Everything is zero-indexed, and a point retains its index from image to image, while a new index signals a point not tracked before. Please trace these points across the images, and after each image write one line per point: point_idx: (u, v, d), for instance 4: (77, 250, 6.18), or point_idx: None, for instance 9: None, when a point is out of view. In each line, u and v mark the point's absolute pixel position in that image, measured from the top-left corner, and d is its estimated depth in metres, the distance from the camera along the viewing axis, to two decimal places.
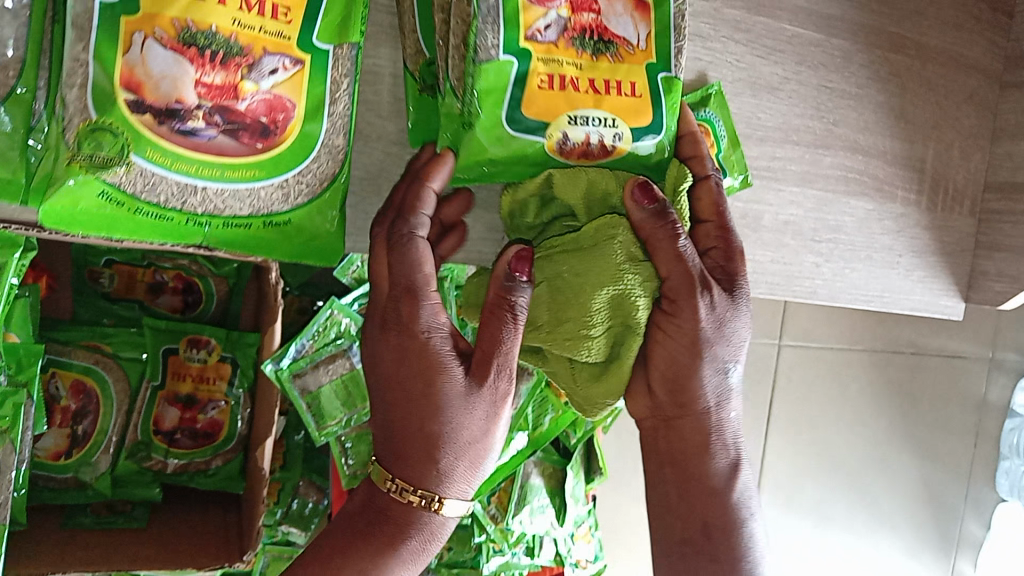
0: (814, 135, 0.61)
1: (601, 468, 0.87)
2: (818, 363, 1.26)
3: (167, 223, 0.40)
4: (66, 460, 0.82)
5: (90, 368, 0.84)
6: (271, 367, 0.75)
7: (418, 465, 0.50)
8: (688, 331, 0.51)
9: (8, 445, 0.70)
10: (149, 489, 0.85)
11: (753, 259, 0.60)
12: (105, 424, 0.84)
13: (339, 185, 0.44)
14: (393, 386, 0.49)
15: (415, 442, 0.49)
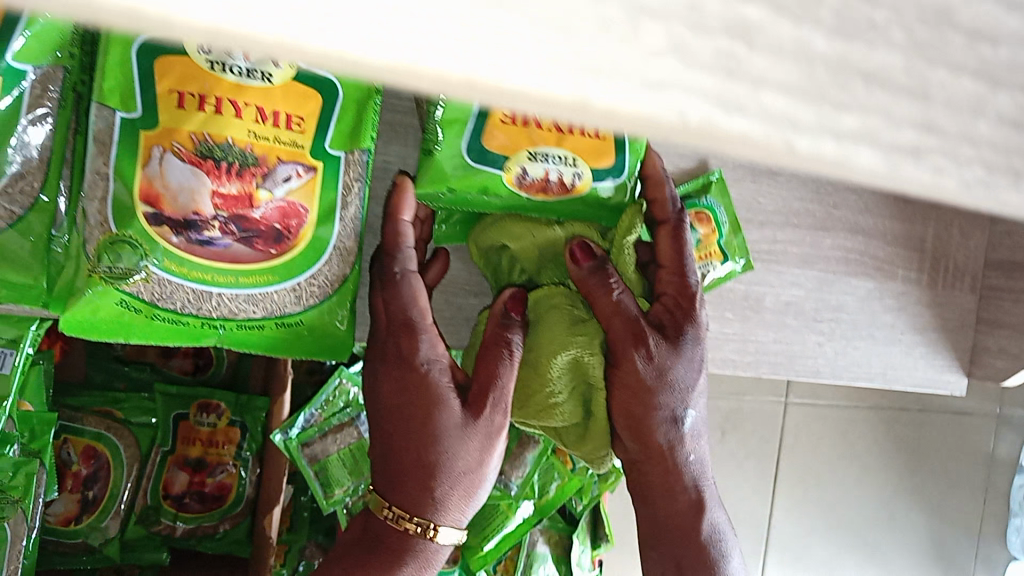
0: (815, 218, 0.62)
1: (607, 535, 0.88)
2: (826, 421, 1.26)
3: (183, 327, 0.41)
4: (76, 526, 0.81)
5: (102, 433, 0.83)
6: (280, 436, 0.76)
7: (415, 493, 0.50)
8: (629, 383, 0.51)
9: (19, 515, 0.71)
10: (158, 554, 0.85)
11: (755, 340, 0.61)
12: (115, 490, 0.83)
13: (349, 286, 0.45)
14: (393, 416, 0.49)
15: (413, 472, 0.49)
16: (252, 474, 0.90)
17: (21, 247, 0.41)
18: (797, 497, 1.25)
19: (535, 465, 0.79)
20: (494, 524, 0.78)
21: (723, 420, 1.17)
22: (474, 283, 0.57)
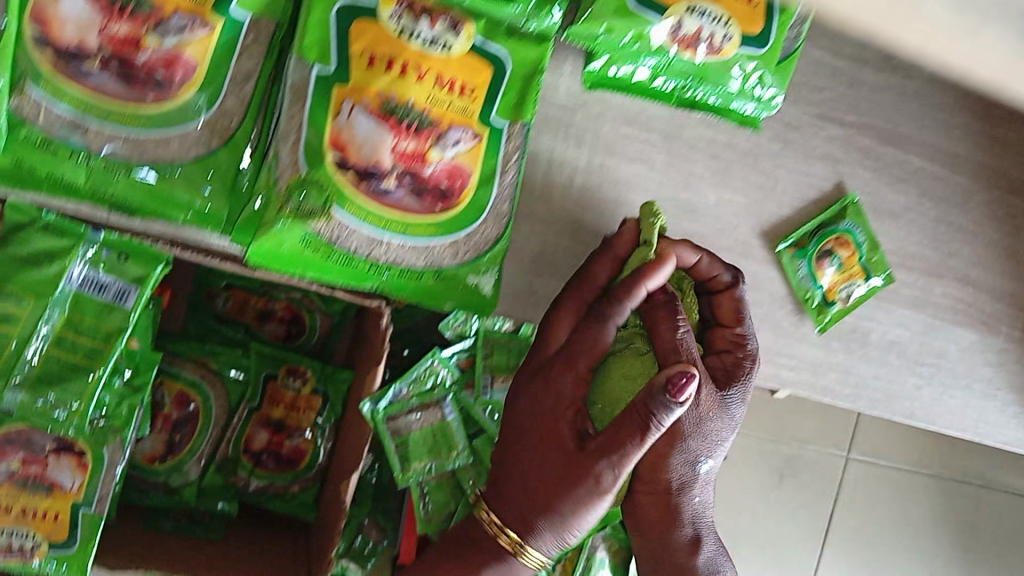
0: (929, 264, 0.64)
1: None
2: (885, 482, 1.24)
3: (354, 267, 0.45)
4: (159, 465, 0.85)
5: (198, 382, 0.87)
6: (368, 407, 0.77)
7: (521, 513, 0.55)
8: (670, 425, 0.54)
9: (117, 443, 0.74)
10: (229, 504, 0.87)
11: (855, 371, 0.62)
12: (200, 436, 0.87)
13: (500, 250, 0.48)
14: (529, 430, 0.56)
15: (523, 497, 0.55)
16: (328, 443, 0.91)
17: (210, 192, 0.51)
18: (846, 556, 1.23)
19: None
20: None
21: (782, 464, 1.18)
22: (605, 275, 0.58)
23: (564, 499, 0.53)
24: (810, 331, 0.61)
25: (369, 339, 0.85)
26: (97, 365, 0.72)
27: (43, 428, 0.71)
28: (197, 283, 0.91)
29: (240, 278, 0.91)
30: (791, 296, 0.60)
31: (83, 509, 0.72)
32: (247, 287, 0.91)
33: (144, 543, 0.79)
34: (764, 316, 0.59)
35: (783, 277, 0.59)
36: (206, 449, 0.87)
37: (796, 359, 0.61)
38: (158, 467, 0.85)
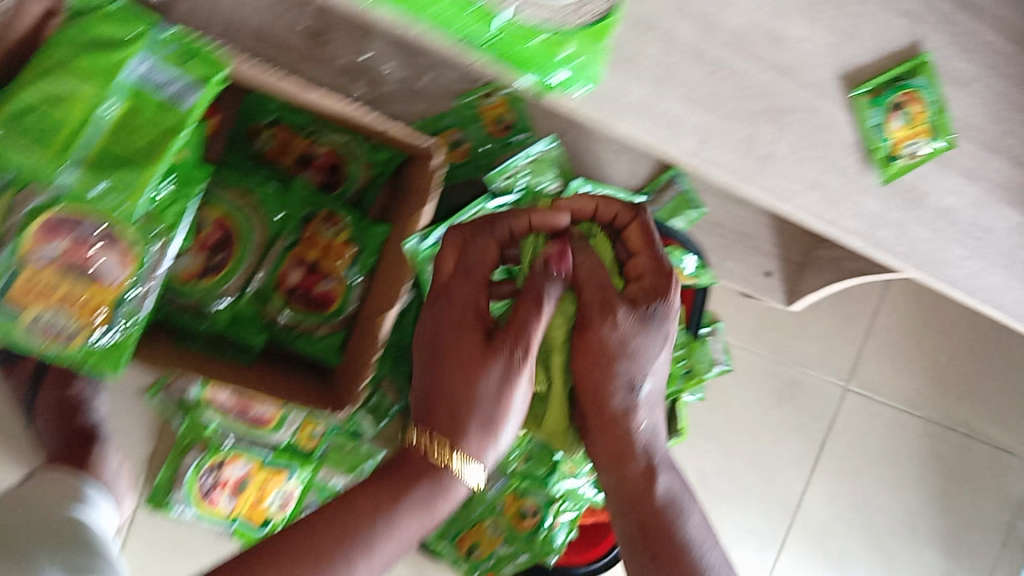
0: (988, 138, 0.65)
1: (679, 429, 0.90)
2: (877, 418, 1.27)
3: (472, 14, 0.52)
4: (194, 285, 0.84)
5: (237, 209, 0.86)
6: (412, 245, 0.79)
7: (452, 418, 0.61)
8: (592, 345, 0.66)
9: (162, 247, 0.75)
10: (256, 337, 0.87)
11: (908, 232, 0.64)
12: (235, 266, 0.86)
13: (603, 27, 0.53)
14: (440, 348, 0.62)
15: (448, 400, 0.61)
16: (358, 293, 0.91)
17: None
18: (832, 483, 1.27)
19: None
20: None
21: (782, 386, 1.22)
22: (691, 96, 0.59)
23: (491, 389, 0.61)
24: (873, 182, 0.63)
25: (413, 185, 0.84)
26: (158, 159, 0.72)
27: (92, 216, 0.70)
28: (242, 118, 0.90)
29: (286, 115, 0.90)
30: (859, 144, 0.62)
31: (123, 305, 0.74)
32: (292, 126, 0.89)
33: (176, 357, 0.82)
34: (833, 160, 0.61)
35: (854, 123, 0.61)
36: (238, 280, 0.86)
37: (855, 209, 0.63)
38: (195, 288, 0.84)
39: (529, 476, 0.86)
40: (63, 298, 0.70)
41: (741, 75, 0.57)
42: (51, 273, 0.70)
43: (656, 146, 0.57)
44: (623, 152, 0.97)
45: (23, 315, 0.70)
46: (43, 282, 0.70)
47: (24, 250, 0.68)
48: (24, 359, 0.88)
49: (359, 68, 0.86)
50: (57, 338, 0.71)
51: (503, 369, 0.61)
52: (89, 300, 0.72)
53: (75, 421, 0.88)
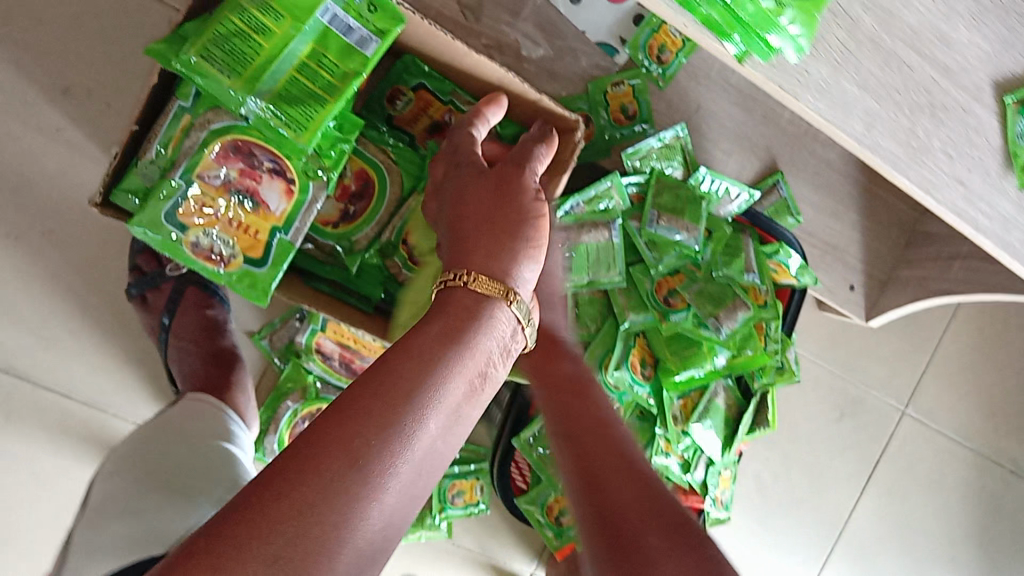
0: None
1: (768, 421, 0.97)
2: (930, 444, 1.31)
3: None
4: (331, 230, 0.89)
5: (376, 163, 0.89)
6: None
7: (483, 245, 0.63)
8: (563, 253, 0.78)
9: (322, 183, 0.79)
10: (378, 288, 0.92)
11: None
12: (369, 218, 0.91)
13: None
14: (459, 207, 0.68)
15: (477, 231, 0.64)
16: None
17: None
18: (879, 503, 1.31)
19: (744, 324, 0.89)
20: (697, 355, 0.90)
21: (845, 403, 1.26)
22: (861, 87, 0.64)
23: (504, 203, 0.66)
24: (1010, 185, 0.68)
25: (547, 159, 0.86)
26: (331, 100, 0.74)
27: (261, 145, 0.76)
28: (386, 80, 0.91)
29: (431, 81, 0.90)
30: (1003, 148, 0.67)
31: (281, 234, 0.78)
32: (436, 91, 0.90)
33: (311, 296, 0.88)
34: (978, 160, 0.66)
35: (1001, 128, 0.66)
36: (371, 231, 0.91)
37: (990, 209, 0.68)
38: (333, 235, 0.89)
39: None
40: (228, 221, 0.76)
41: (909, 70, 0.62)
42: (220, 194, 0.76)
43: (827, 126, 0.62)
44: (732, 153, 1.02)
45: (190, 232, 0.75)
46: (212, 203, 0.76)
47: (200, 171, 0.75)
48: (158, 290, 0.92)
49: (503, 43, 0.92)
50: (216, 258, 0.76)
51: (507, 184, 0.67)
52: (251, 226, 0.77)
53: (213, 344, 0.93)
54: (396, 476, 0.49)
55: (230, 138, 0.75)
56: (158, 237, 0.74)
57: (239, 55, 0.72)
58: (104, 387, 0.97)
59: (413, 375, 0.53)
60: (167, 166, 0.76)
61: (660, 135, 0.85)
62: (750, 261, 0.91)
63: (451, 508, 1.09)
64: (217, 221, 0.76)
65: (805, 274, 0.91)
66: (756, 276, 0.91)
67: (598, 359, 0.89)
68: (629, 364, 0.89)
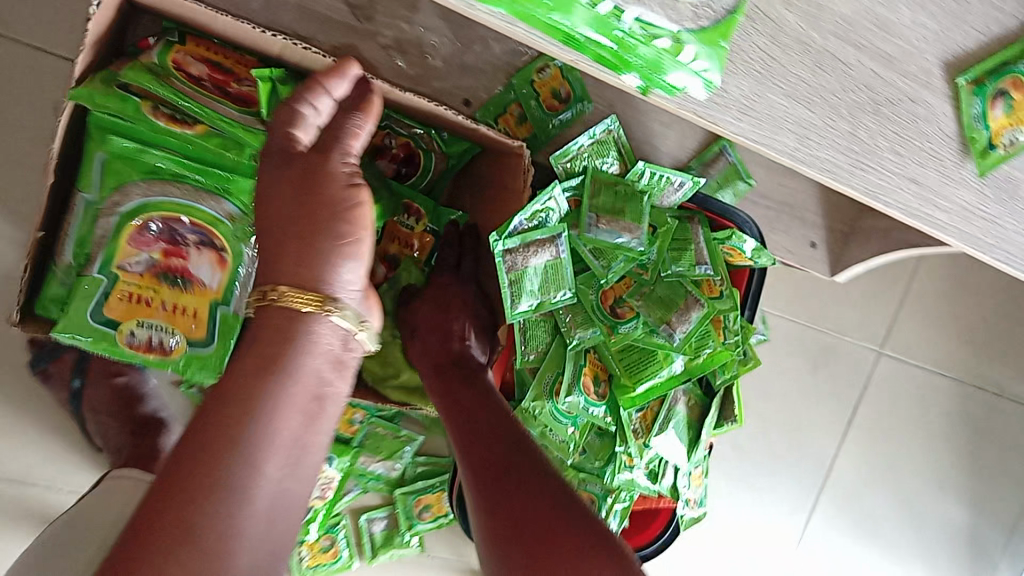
0: None
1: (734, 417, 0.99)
2: (910, 380, 1.27)
3: None
4: None
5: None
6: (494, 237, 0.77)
7: (294, 260, 0.59)
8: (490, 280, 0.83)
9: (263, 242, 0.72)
10: None
11: (1000, 224, 0.62)
12: None
13: (726, 29, 0.50)
14: (273, 207, 0.61)
15: (289, 244, 0.60)
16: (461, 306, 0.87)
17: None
18: (864, 447, 1.28)
19: (698, 325, 0.91)
20: (649, 364, 0.91)
21: (819, 353, 1.22)
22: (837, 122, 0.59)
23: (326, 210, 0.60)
24: (969, 175, 0.60)
25: (502, 182, 0.81)
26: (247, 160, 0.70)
27: (182, 217, 0.70)
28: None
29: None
30: (958, 134, 0.58)
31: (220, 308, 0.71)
32: None
33: None
34: (932, 153, 0.58)
35: (955, 113, 0.58)
36: None
37: (949, 204, 0.60)
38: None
39: (581, 470, 0.95)
40: (163, 307, 0.70)
41: (846, 68, 0.54)
42: (146, 280, 0.70)
43: (754, 147, 0.53)
44: (672, 123, 0.95)
45: (123, 328, 0.69)
46: (144, 292, 0.70)
47: (120, 260, 0.69)
48: (59, 363, 0.87)
49: (404, 40, 0.83)
50: (158, 347, 0.69)
51: (318, 174, 0.61)
52: (189, 307, 0.71)
53: (134, 412, 0.89)
54: (242, 540, 0.51)
55: (149, 216, 0.70)
56: (92, 340, 0.68)
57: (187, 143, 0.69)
58: (27, 460, 0.90)
59: (231, 418, 0.53)
60: (83, 265, 0.69)
61: (590, 131, 0.87)
62: (701, 252, 0.91)
63: (420, 524, 1.07)
64: (150, 310, 0.70)
65: (760, 256, 0.91)
66: (707, 269, 0.91)
67: (548, 388, 0.89)
68: (583, 385, 0.90)
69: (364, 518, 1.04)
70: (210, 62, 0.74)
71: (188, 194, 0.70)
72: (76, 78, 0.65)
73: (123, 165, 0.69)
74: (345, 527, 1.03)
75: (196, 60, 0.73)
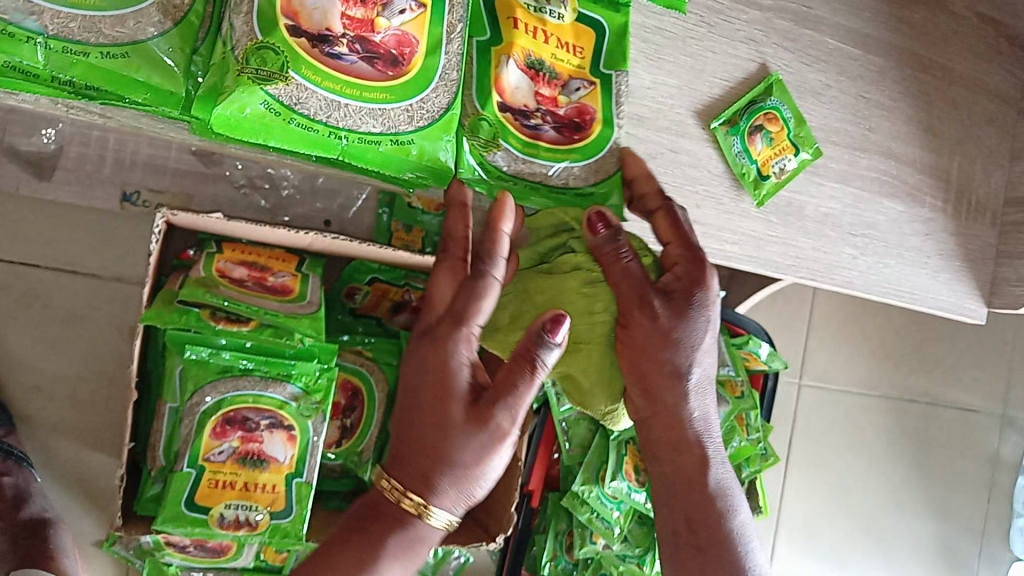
0: (852, 138, 0.68)
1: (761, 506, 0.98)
2: (838, 405, 1.30)
3: (314, 134, 0.48)
4: (337, 449, 0.90)
5: (359, 370, 0.91)
6: None
7: (426, 456, 0.52)
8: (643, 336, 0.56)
9: (319, 415, 0.80)
10: None
11: (794, 245, 0.66)
12: (369, 417, 0.91)
13: (451, 116, 0.51)
14: (415, 402, 0.53)
15: (429, 405, 0.52)
16: (646, 314, 0.56)
17: (178, 74, 0.48)
18: (809, 480, 1.28)
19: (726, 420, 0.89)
20: None
21: None
22: (750, 227, 0.64)
23: (442, 368, 0.52)
24: (748, 205, 0.64)
25: None
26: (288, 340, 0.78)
27: (254, 406, 0.78)
28: (339, 279, 0.94)
29: (382, 273, 0.93)
30: (728, 172, 0.63)
31: (296, 478, 0.79)
32: (390, 280, 0.94)
33: None
34: (706, 193, 0.63)
35: (719, 154, 0.63)
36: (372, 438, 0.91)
37: (738, 235, 0.64)
38: (580, 153, 0.57)
39: (624, 558, 0.92)
40: (244, 487, 0.78)
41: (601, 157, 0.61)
42: (231, 467, 0.77)
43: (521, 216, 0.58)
44: None
45: (213, 512, 0.77)
46: (224, 477, 0.78)
47: (205, 455, 0.77)
48: None
49: (255, 177, 0.89)
50: (247, 523, 0.77)
51: (453, 345, 0.53)
52: (266, 482, 0.78)
53: (17, 516, 0.88)
54: None
55: (226, 410, 0.78)
56: (185, 525, 0.76)
57: (252, 350, 0.78)
58: None
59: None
60: (173, 464, 0.77)
61: None
62: (724, 354, 0.91)
63: None
64: (233, 491, 0.78)
65: (774, 358, 0.96)
66: (732, 370, 0.92)
67: (594, 472, 0.88)
68: (625, 472, 0.88)
69: None
70: (247, 263, 0.83)
71: (259, 383, 0.78)
72: (143, 303, 0.73)
73: (196, 370, 0.77)
74: None
75: (235, 264, 0.82)
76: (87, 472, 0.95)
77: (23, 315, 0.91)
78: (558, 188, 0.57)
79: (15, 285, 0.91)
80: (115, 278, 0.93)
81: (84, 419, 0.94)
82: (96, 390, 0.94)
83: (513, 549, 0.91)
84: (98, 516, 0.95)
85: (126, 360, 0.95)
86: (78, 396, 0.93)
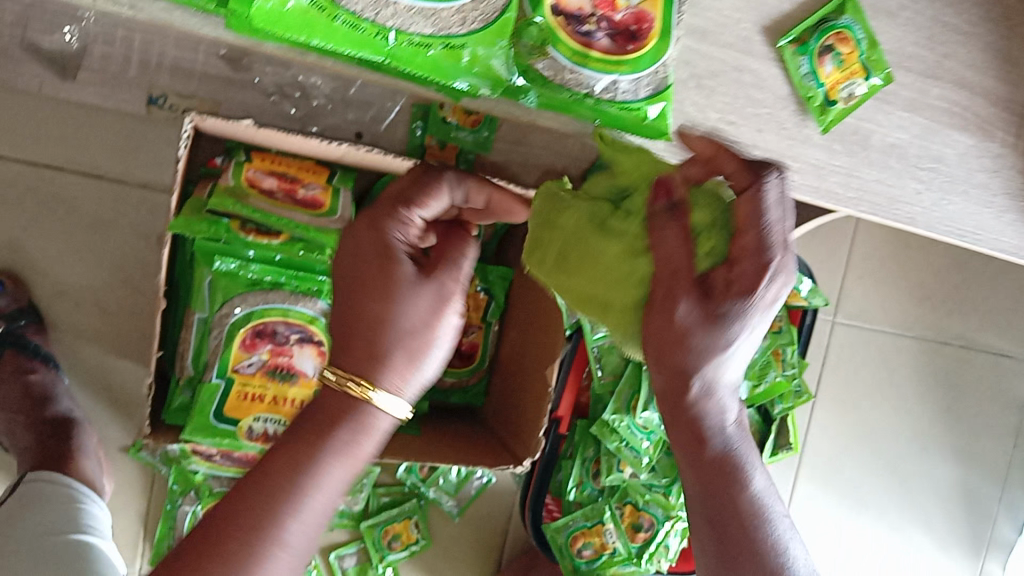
0: (926, 65, 0.63)
1: (790, 443, 0.97)
2: (870, 344, 1.27)
3: (360, 33, 0.45)
4: None
5: None
6: None
7: (364, 327, 0.52)
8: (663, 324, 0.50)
9: None
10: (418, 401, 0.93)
11: (857, 176, 0.63)
12: None
13: (506, 19, 0.48)
14: (354, 282, 0.54)
15: (370, 281, 0.53)
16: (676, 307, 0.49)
17: None
18: (833, 415, 1.27)
19: (762, 352, 0.89)
20: None
21: None
22: (812, 154, 0.61)
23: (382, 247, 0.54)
24: (812, 131, 0.61)
25: None
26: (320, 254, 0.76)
27: (283, 320, 0.76)
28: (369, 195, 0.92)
29: None
30: (793, 95, 0.60)
31: None
32: None
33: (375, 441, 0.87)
34: (769, 117, 0.59)
35: (785, 75, 0.59)
36: None
37: (800, 162, 0.61)
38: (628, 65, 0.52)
39: (650, 487, 0.92)
40: (272, 401, 0.77)
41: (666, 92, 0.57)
42: (260, 381, 0.77)
43: None
44: None
45: (241, 424, 0.77)
46: (253, 390, 0.77)
47: (234, 367, 0.76)
48: None
49: (285, 84, 0.85)
50: (274, 437, 0.78)
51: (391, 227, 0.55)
52: (295, 397, 0.78)
53: (41, 414, 0.89)
54: None
55: (256, 322, 0.76)
56: (213, 437, 0.76)
57: (283, 263, 0.76)
58: None
59: (279, 481, 0.48)
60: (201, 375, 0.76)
61: None
62: None
63: (391, 553, 1.04)
64: (262, 404, 0.77)
65: (816, 296, 0.93)
66: None
67: (626, 401, 0.87)
68: None
69: (333, 556, 1.02)
70: (277, 173, 0.80)
71: (289, 298, 0.76)
72: (172, 211, 0.71)
73: (225, 282, 0.75)
74: (316, 566, 1.01)
75: (265, 174, 0.79)
76: (114, 379, 0.94)
77: (48, 220, 0.89)
78: (606, 103, 0.52)
79: (40, 188, 0.88)
80: (141, 185, 0.91)
81: (111, 327, 0.93)
82: (121, 298, 0.92)
83: (538, 469, 0.91)
84: (125, 424, 0.95)
85: (152, 269, 0.93)
86: (104, 304, 0.92)
